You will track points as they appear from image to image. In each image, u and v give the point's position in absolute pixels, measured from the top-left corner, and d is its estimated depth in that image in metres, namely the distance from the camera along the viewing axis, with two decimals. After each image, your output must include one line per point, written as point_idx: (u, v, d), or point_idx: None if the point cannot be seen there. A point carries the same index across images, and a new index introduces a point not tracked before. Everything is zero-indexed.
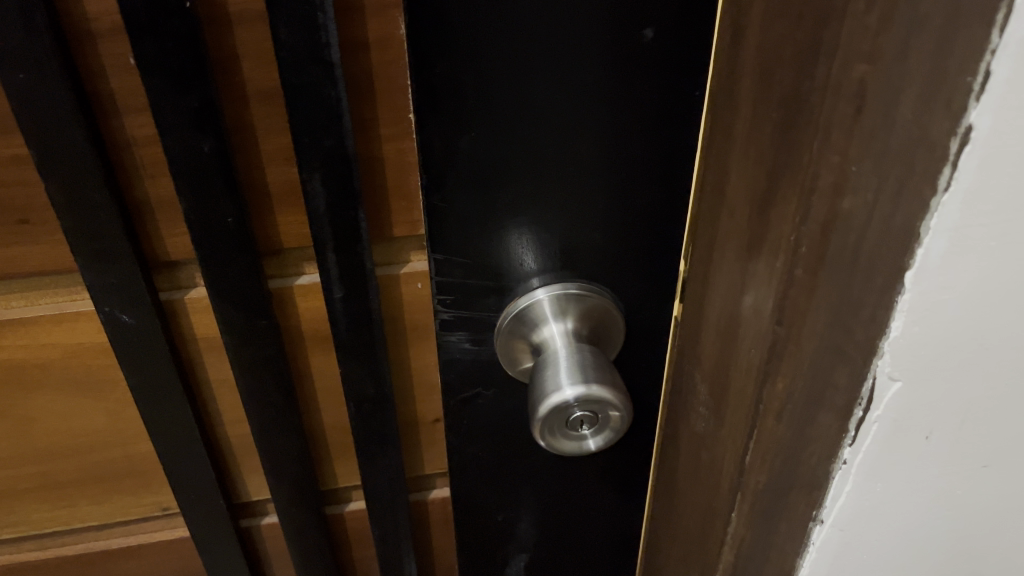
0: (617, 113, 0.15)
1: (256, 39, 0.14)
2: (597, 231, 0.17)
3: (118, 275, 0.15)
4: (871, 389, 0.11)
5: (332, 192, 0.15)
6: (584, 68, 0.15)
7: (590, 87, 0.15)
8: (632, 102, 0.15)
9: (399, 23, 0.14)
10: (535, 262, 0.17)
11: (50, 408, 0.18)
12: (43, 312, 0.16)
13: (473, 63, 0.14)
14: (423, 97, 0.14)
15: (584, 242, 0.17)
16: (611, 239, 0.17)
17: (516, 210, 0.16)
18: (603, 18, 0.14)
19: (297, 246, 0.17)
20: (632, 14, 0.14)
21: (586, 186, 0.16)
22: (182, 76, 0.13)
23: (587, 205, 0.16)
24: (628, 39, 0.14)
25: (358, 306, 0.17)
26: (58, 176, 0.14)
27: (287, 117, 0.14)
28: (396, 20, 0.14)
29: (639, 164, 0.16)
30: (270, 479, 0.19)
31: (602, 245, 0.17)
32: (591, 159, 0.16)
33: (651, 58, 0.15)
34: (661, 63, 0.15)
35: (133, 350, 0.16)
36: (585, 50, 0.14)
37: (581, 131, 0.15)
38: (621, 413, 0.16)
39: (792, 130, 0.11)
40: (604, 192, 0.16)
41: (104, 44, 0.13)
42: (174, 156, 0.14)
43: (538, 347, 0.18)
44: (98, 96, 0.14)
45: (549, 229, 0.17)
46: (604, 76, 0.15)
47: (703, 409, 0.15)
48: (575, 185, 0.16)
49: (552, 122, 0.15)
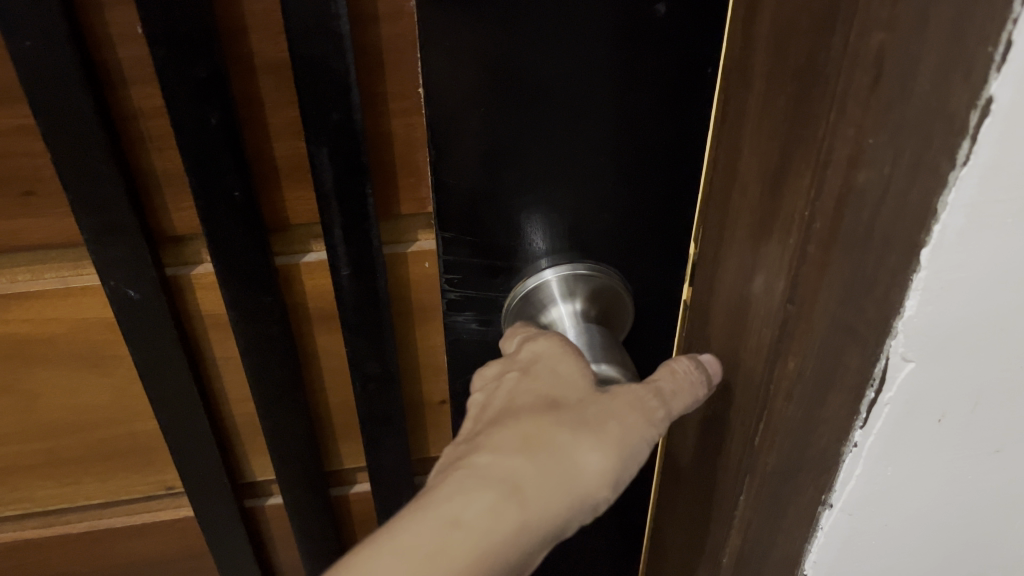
0: (626, 90, 0.15)
1: (265, 10, 0.14)
2: (607, 211, 0.17)
3: (123, 248, 0.15)
4: (883, 371, 0.11)
5: (340, 167, 0.15)
6: (593, 44, 0.14)
7: (599, 63, 0.15)
8: (642, 79, 0.15)
9: None
10: (544, 243, 0.17)
11: (55, 384, 0.18)
12: (48, 286, 0.16)
13: (483, 37, 0.14)
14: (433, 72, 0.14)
15: (593, 222, 0.17)
16: (620, 218, 0.17)
17: (524, 189, 0.16)
18: None
19: (304, 222, 0.17)
20: None
21: (595, 165, 0.16)
22: (190, 46, 0.13)
23: (595, 184, 0.16)
24: (641, 16, 0.14)
25: (365, 282, 0.17)
26: (65, 147, 0.14)
27: (295, 90, 0.14)
28: None
29: (647, 143, 0.16)
30: (275, 458, 0.19)
31: (610, 225, 0.17)
32: (600, 136, 0.15)
33: (662, 33, 0.14)
34: (673, 39, 0.14)
35: (138, 325, 0.16)
36: (596, 26, 0.14)
37: (591, 108, 0.15)
38: None
39: (806, 101, 0.10)
40: (614, 171, 0.16)
41: (111, 13, 0.13)
42: (181, 127, 0.14)
43: (546, 328, 0.17)
44: (105, 66, 0.14)
45: (557, 208, 0.16)
46: (613, 51, 0.14)
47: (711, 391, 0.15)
48: (584, 164, 0.16)
49: (562, 100, 0.15)
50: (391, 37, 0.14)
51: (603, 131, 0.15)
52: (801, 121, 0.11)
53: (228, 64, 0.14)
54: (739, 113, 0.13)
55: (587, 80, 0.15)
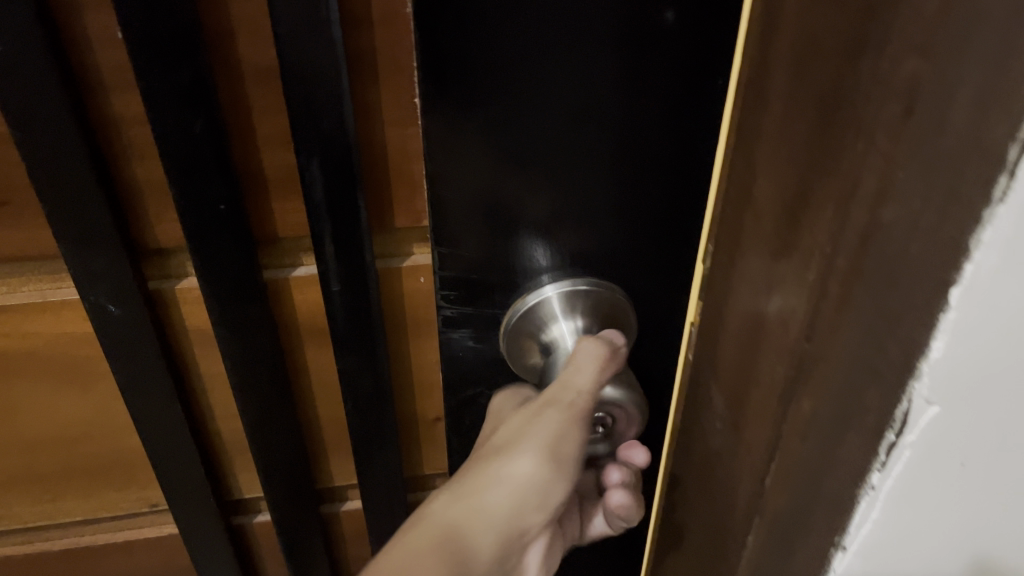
0: (630, 98, 0.14)
1: (252, 13, 0.13)
2: (612, 226, 0.16)
3: (102, 263, 0.14)
4: (904, 413, 0.10)
5: (330, 178, 0.14)
6: (596, 50, 0.14)
7: (602, 70, 0.14)
8: (647, 87, 0.14)
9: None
10: (545, 258, 0.16)
11: (33, 399, 0.17)
12: (25, 299, 0.15)
13: (480, 41, 0.13)
14: (429, 77, 0.14)
15: (595, 236, 0.16)
16: (623, 233, 0.16)
17: (523, 200, 0.15)
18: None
19: (293, 234, 0.16)
20: None
21: (599, 177, 0.15)
22: (172, 52, 0.12)
23: (598, 197, 0.15)
24: (649, 22, 0.13)
25: (357, 298, 0.16)
26: (39, 156, 0.13)
27: (284, 98, 0.13)
28: None
29: (657, 156, 0.15)
30: (263, 477, 0.19)
31: (614, 239, 0.16)
32: (602, 147, 0.15)
33: (670, 41, 0.14)
34: (681, 46, 0.14)
35: (118, 340, 0.15)
36: (602, 32, 0.13)
37: (592, 117, 0.14)
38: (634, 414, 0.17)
39: (827, 126, 0.10)
40: (619, 184, 0.15)
41: (90, 16, 0.12)
42: (163, 137, 0.13)
43: (547, 347, 0.17)
44: (83, 72, 0.13)
45: (557, 221, 0.16)
46: (617, 58, 0.14)
47: (719, 420, 0.15)
48: (584, 175, 0.15)
49: (566, 109, 0.14)
50: (386, 41, 0.13)
51: (610, 143, 0.15)
52: (821, 150, 0.10)
53: (213, 69, 0.13)
54: (755, 132, 0.12)
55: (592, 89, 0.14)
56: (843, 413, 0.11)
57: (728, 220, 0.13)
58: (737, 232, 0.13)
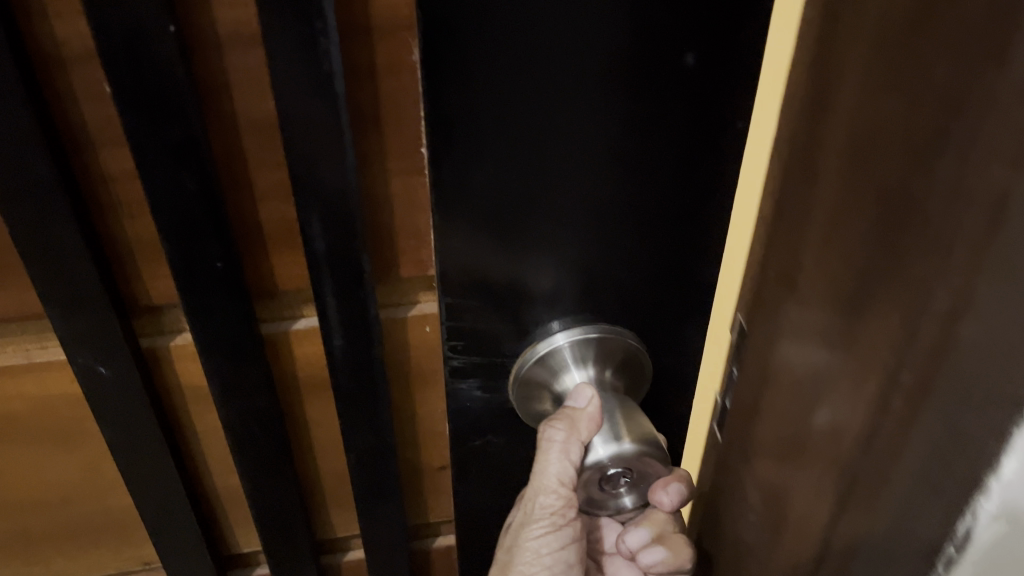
0: (646, 143, 0.14)
1: (249, 65, 0.12)
2: (626, 278, 0.15)
3: (90, 325, 0.14)
4: (966, 532, 0.09)
5: (332, 233, 0.13)
6: (611, 96, 0.13)
7: (617, 116, 0.13)
8: (664, 133, 0.13)
9: (411, 47, 0.12)
10: (553, 306, 0.16)
11: (20, 461, 0.16)
12: (9, 361, 0.15)
13: (491, 91, 0.12)
14: (438, 131, 0.13)
15: (607, 283, 0.15)
16: (636, 279, 0.15)
17: (532, 249, 0.15)
18: (636, 41, 0.12)
19: (294, 287, 0.15)
20: (672, 39, 0.12)
21: (616, 231, 0.15)
22: (162, 109, 0.12)
23: (610, 244, 0.15)
24: (669, 65, 0.13)
25: (360, 352, 0.15)
26: (22, 219, 0.12)
27: (283, 151, 0.13)
28: (407, 43, 0.12)
29: (675, 209, 0.14)
30: (262, 533, 0.18)
31: (626, 285, 0.15)
32: (615, 194, 0.14)
33: (690, 85, 0.13)
34: (700, 90, 0.13)
35: (109, 403, 0.15)
36: (621, 80, 0.13)
37: (606, 164, 0.14)
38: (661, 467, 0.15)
39: (900, 218, 0.09)
40: (634, 237, 0.15)
41: (76, 70, 0.12)
42: (154, 195, 0.12)
43: (559, 397, 0.16)
44: (68, 128, 0.12)
45: (568, 269, 0.15)
46: (634, 105, 0.13)
47: (754, 494, 0.14)
48: (597, 222, 0.14)
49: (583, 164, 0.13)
50: (389, 90, 0.13)
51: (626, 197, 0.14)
52: (880, 243, 0.09)
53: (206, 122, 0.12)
54: (796, 203, 0.12)
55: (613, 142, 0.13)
56: (886, 517, 0.10)
57: (772, 293, 0.13)
58: (773, 298, 0.13)
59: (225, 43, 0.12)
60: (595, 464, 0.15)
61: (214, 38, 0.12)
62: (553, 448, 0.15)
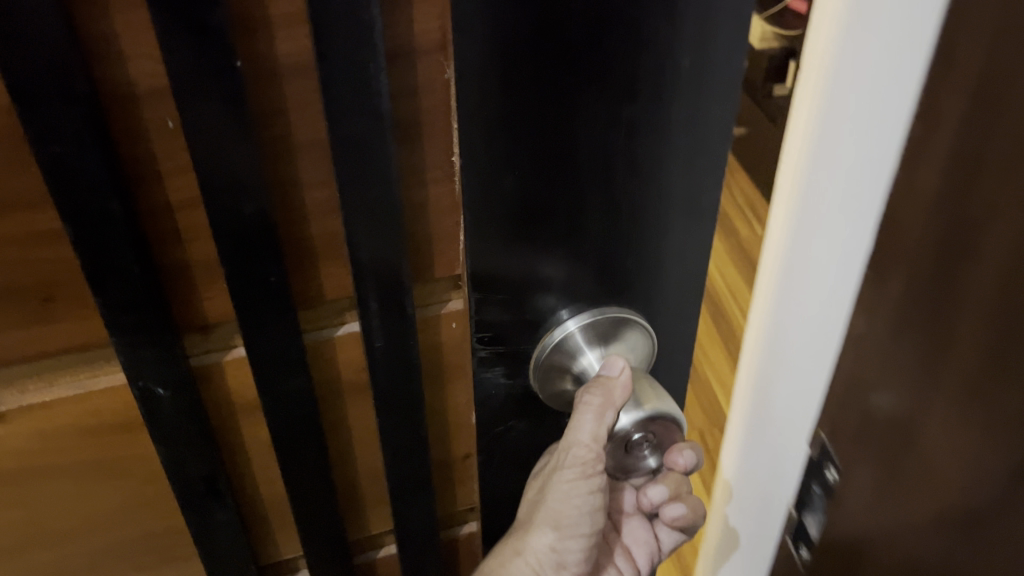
0: (646, 143, 0.15)
1: (302, 91, 0.13)
2: (638, 274, 0.17)
3: (150, 350, 0.14)
4: None
5: (377, 242, 0.15)
6: (616, 103, 0.14)
7: (623, 121, 0.15)
8: (662, 131, 0.15)
9: (445, 68, 0.14)
10: (561, 294, 0.17)
11: (69, 491, 0.16)
12: (67, 391, 0.15)
13: (515, 105, 0.14)
14: (472, 146, 0.14)
15: (615, 269, 0.17)
16: (638, 264, 0.17)
17: (548, 244, 0.16)
18: (640, 51, 0.14)
19: (335, 297, 0.16)
20: (670, 49, 0.14)
21: (620, 222, 0.16)
22: (224, 140, 0.13)
23: (613, 235, 0.16)
24: (668, 70, 0.14)
25: (399, 350, 0.16)
26: (92, 247, 0.13)
27: (333, 169, 0.14)
28: (443, 65, 0.14)
29: (678, 210, 0.16)
30: (305, 537, 0.19)
31: (630, 270, 0.17)
32: (621, 190, 0.16)
33: (685, 86, 0.15)
34: (692, 91, 0.15)
35: (166, 422, 0.16)
36: (626, 86, 0.14)
37: (611, 166, 0.15)
38: (677, 430, 0.17)
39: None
40: (642, 236, 0.17)
41: (147, 108, 0.12)
42: (216, 220, 0.14)
43: (579, 376, 0.18)
44: (137, 163, 0.13)
45: (578, 259, 0.16)
46: (634, 109, 0.15)
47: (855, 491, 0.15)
48: (604, 217, 0.16)
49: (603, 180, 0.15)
50: (427, 110, 0.14)
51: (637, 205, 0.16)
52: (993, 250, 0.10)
53: (265, 150, 0.13)
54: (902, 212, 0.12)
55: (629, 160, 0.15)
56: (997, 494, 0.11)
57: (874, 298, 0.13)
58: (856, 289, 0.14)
59: (281, 77, 0.13)
60: (620, 430, 0.17)
61: (271, 73, 0.13)
62: (588, 412, 0.17)
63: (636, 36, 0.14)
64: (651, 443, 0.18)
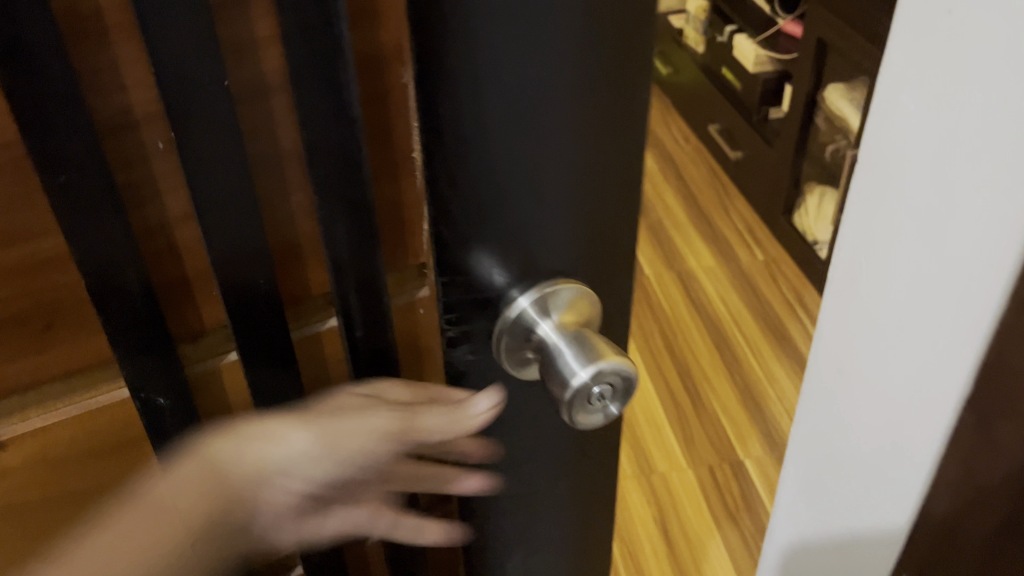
0: (579, 134, 0.15)
1: (283, 106, 0.15)
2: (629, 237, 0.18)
3: (154, 365, 0.15)
4: None
5: (355, 237, 0.16)
6: (548, 98, 0.14)
7: (555, 115, 0.15)
8: (593, 121, 0.15)
9: (401, 73, 0.15)
10: (504, 274, 0.17)
11: (71, 517, 0.17)
12: (71, 410, 0.16)
13: (455, 100, 0.14)
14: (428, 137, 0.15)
15: (561, 257, 0.17)
16: (583, 247, 0.17)
17: (489, 234, 0.16)
18: (567, 47, 0.14)
19: (317, 292, 0.18)
20: (591, 41, 0.14)
21: (560, 211, 0.16)
22: (220, 158, 0.14)
23: (555, 225, 0.16)
24: (590, 61, 0.14)
25: (379, 335, 0.18)
26: (95, 273, 0.14)
27: (312, 176, 0.15)
28: (399, 72, 0.15)
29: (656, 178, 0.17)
30: None
31: (576, 253, 0.17)
32: (558, 182, 0.16)
33: (611, 76, 0.15)
34: (617, 79, 0.15)
35: (172, 429, 0.17)
36: (555, 82, 0.14)
37: (544, 162, 0.15)
38: (632, 379, 0.17)
39: None
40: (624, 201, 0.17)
41: (139, 130, 0.14)
42: (213, 234, 0.15)
43: (536, 343, 0.17)
44: (133, 186, 0.14)
45: (523, 251, 0.16)
46: (567, 102, 0.14)
47: None
48: (543, 207, 0.16)
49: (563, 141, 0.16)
50: (385, 112, 0.16)
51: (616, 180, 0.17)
52: None
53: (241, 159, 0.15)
54: None
55: (582, 162, 0.15)
56: None
57: None
58: None
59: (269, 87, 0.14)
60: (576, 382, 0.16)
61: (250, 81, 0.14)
62: (449, 410, 0.17)
63: (562, 29, 0.14)
64: (609, 398, 0.17)
